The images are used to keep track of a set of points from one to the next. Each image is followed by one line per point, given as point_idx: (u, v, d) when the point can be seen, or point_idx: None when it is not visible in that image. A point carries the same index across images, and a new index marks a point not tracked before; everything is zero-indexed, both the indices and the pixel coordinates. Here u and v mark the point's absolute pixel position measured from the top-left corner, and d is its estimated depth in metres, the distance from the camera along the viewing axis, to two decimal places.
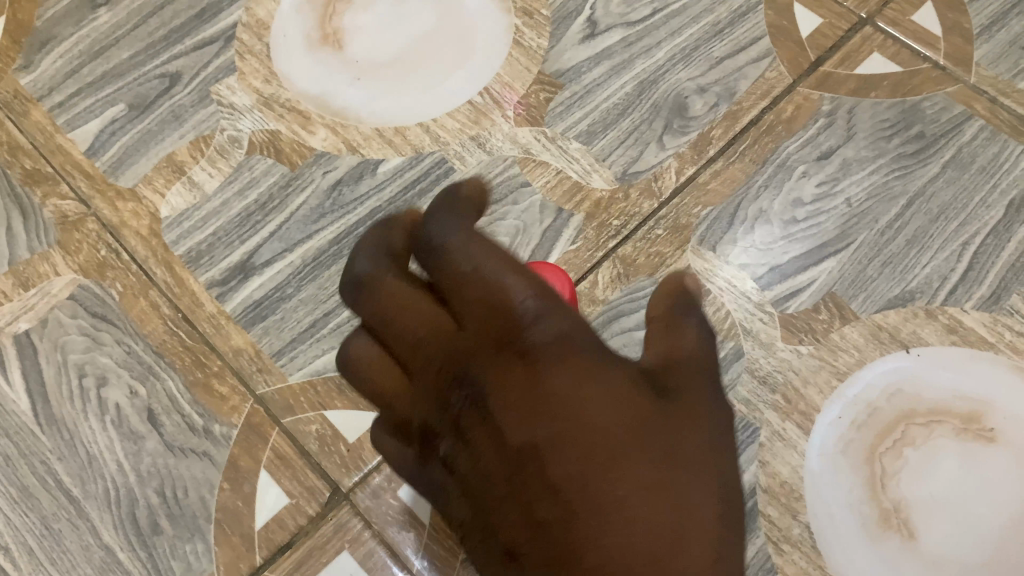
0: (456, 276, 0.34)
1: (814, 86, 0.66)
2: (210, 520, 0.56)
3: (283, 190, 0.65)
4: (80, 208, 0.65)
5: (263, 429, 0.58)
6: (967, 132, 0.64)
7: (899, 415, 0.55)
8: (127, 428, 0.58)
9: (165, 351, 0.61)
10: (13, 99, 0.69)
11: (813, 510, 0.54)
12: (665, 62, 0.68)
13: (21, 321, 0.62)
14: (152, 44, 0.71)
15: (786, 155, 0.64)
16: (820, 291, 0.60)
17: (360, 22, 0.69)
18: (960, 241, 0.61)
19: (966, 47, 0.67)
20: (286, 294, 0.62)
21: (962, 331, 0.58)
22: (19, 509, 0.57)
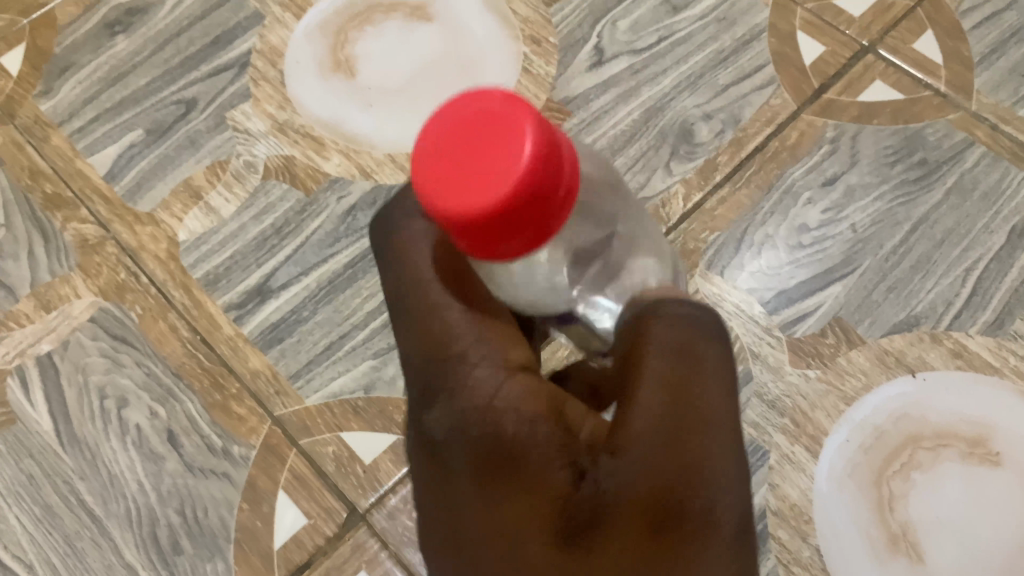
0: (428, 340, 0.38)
1: (817, 113, 0.68)
2: (230, 539, 0.57)
3: (298, 215, 0.66)
4: (99, 231, 0.67)
5: (280, 450, 0.59)
6: (968, 159, 0.65)
7: (905, 439, 0.57)
8: (148, 449, 0.60)
9: (183, 374, 0.62)
10: (33, 124, 0.71)
11: (821, 532, 0.56)
12: (671, 88, 0.69)
13: (43, 343, 0.63)
14: (169, 70, 0.72)
15: (791, 181, 0.66)
16: (825, 315, 0.62)
17: (371, 50, 0.71)
18: (963, 267, 0.62)
19: (966, 75, 0.68)
20: (302, 317, 0.63)
21: (966, 355, 0.59)
22: (42, 527, 0.59)
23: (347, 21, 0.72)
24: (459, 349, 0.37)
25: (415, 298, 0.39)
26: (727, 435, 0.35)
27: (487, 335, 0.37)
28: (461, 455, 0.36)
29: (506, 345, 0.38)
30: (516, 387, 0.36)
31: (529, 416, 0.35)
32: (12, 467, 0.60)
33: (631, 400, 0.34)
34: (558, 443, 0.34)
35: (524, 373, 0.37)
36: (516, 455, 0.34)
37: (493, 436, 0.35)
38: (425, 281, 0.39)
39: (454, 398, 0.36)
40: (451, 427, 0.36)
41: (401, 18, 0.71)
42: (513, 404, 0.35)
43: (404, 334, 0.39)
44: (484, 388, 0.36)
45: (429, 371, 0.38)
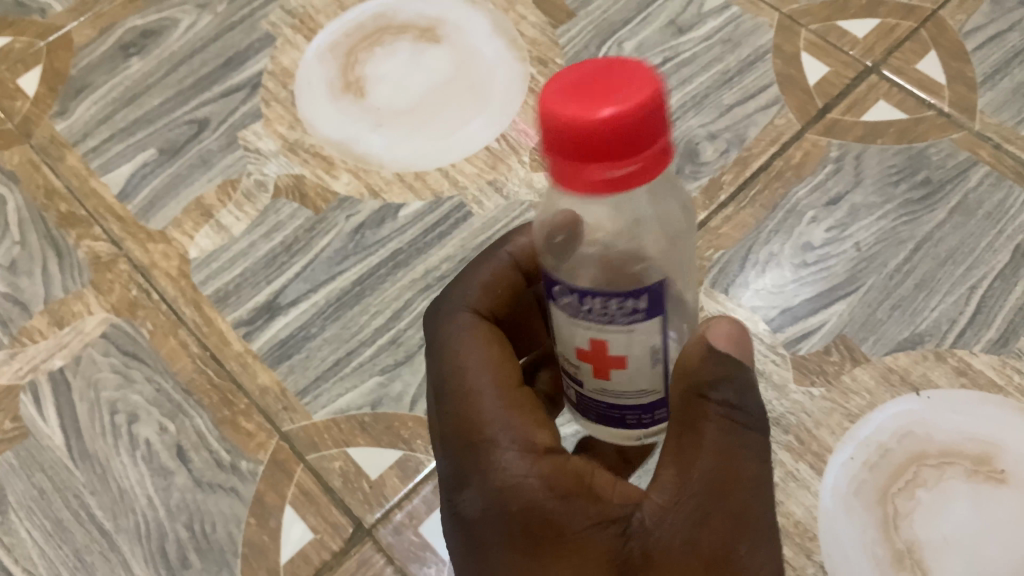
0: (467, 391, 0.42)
1: (821, 133, 0.68)
2: (237, 554, 0.58)
3: (307, 233, 0.67)
4: (112, 249, 0.68)
5: (288, 465, 0.60)
6: (972, 178, 0.66)
7: (910, 457, 0.57)
8: (158, 463, 0.61)
9: (193, 389, 0.63)
10: (49, 143, 0.72)
11: (828, 550, 0.55)
12: (676, 109, 0.70)
13: (56, 358, 0.64)
14: (182, 91, 0.73)
15: (796, 201, 0.66)
16: (830, 333, 0.62)
17: (381, 71, 0.72)
18: (967, 285, 0.62)
19: (970, 95, 0.68)
20: (310, 334, 0.64)
21: (971, 373, 0.59)
22: (54, 541, 0.59)
23: (358, 43, 0.73)
24: (489, 434, 0.41)
25: (452, 381, 0.43)
26: (756, 492, 0.39)
27: (519, 419, 0.41)
28: (496, 530, 0.40)
29: (538, 427, 0.41)
30: (545, 467, 0.40)
31: (561, 497, 0.39)
32: (23, 481, 0.61)
33: (666, 469, 0.40)
34: (592, 517, 0.39)
35: (551, 454, 0.40)
36: (552, 525, 0.39)
37: (528, 512, 0.39)
38: (467, 369, 0.43)
39: (485, 477, 0.40)
40: (487, 505, 0.40)
41: (411, 40, 0.73)
42: (546, 484, 0.39)
43: (445, 416, 0.43)
44: (514, 469, 0.40)
45: (464, 454, 0.41)
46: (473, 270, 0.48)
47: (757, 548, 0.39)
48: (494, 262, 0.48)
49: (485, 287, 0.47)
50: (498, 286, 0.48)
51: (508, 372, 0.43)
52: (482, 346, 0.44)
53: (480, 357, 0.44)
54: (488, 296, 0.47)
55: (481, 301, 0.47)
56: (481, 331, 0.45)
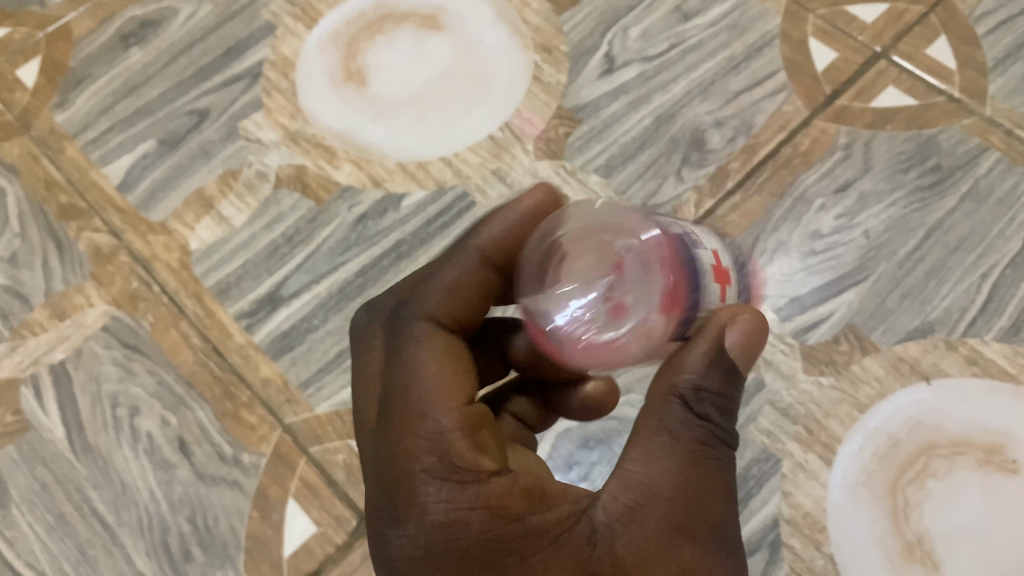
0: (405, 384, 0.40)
1: (830, 119, 0.67)
2: (240, 548, 0.58)
3: (309, 224, 0.67)
4: (113, 241, 0.67)
5: (291, 458, 0.59)
6: (983, 165, 0.65)
7: (920, 447, 0.56)
8: (160, 457, 0.60)
9: (195, 382, 0.62)
10: (49, 135, 0.71)
11: (836, 543, 0.56)
12: (683, 96, 0.69)
13: (56, 351, 0.64)
14: (182, 81, 0.73)
15: (804, 188, 0.65)
16: (839, 322, 0.61)
17: (382, 60, 0.71)
18: (978, 273, 0.61)
19: (981, 81, 0.67)
20: (313, 326, 0.63)
21: (982, 362, 0.59)
22: (56, 535, 0.59)
23: (359, 32, 0.72)
24: (420, 464, 0.38)
25: (393, 398, 0.40)
26: (723, 503, 0.38)
27: (461, 441, 0.38)
28: (445, 566, 0.37)
29: (482, 452, 0.39)
30: (495, 493, 0.38)
31: (508, 522, 0.37)
32: (25, 475, 0.61)
33: (634, 468, 0.38)
34: (552, 538, 0.37)
35: (497, 477, 0.39)
36: (512, 554, 0.37)
37: (477, 545, 0.37)
38: (412, 387, 0.40)
39: (422, 514, 0.37)
40: (431, 540, 0.37)
41: (412, 28, 0.72)
42: (501, 511, 0.37)
43: (381, 441, 0.39)
44: (459, 499, 0.37)
45: (400, 487, 0.38)
46: (438, 270, 0.44)
47: (729, 554, 0.38)
48: (460, 261, 0.44)
49: (447, 290, 0.43)
50: (463, 289, 0.44)
51: (457, 389, 0.40)
52: (431, 360, 0.40)
53: (429, 372, 0.40)
54: (449, 300, 0.43)
55: (438, 306, 0.43)
56: (439, 342, 0.41)
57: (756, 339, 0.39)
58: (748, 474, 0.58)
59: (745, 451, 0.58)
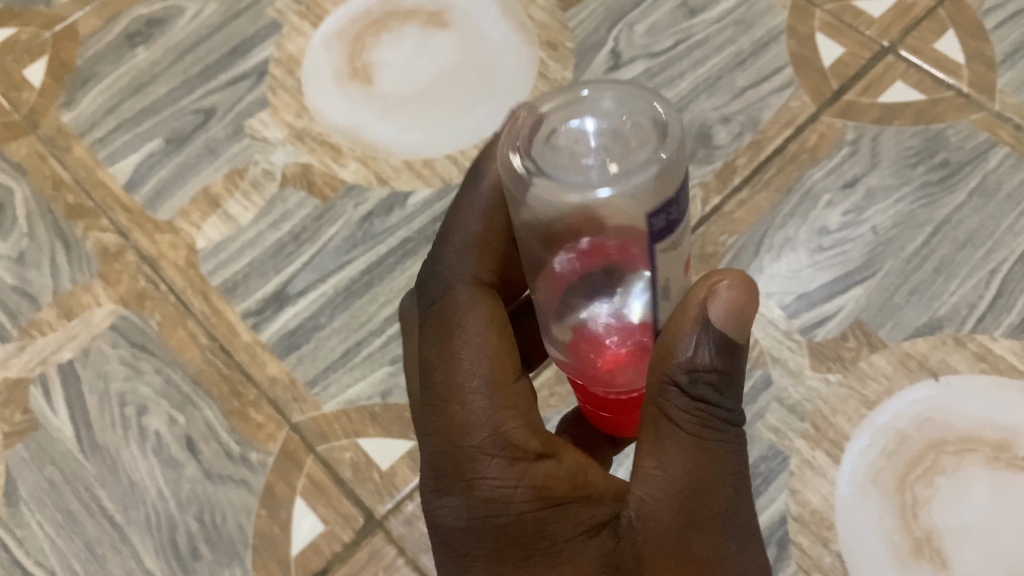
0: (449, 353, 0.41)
1: (837, 114, 0.67)
2: (248, 545, 0.58)
3: (315, 222, 0.67)
4: (120, 240, 0.67)
5: (298, 456, 0.60)
6: (992, 159, 0.64)
7: (928, 444, 0.56)
8: (168, 455, 0.61)
9: (202, 380, 0.62)
10: (56, 135, 0.71)
11: (844, 538, 0.55)
12: (689, 92, 0.69)
13: (64, 350, 0.64)
14: (188, 80, 0.73)
15: (811, 184, 0.65)
16: (847, 318, 0.61)
17: (388, 58, 0.71)
18: (987, 269, 0.61)
19: (990, 74, 0.67)
20: (319, 324, 0.63)
21: (991, 359, 0.58)
22: (65, 533, 0.59)
23: (364, 29, 0.72)
24: (477, 440, 0.39)
25: (439, 375, 0.41)
26: (735, 485, 0.38)
27: (510, 422, 0.39)
28: (485, 542, 0.39)
29: (531, 431, 0.40)
30: (542, 475, 0.39)
31: (549, 506, 0.38)
32: (34, 473, 0.61)
33: (646, 462, 0.38)
34: (584, 522, 0.38)
35: (542, 460, 0.39)
36: (545, 537, 0.38)
37: (515, 526, 0.38)
38: (459, 360, 0.40)
39: (470, 489, 0.39)
40: (475, 516, 0.39)
41: (418, 26, 0.72)
42: (544, 495, 0.38)
43: (429, 414, 0.40)
44: (503, 480, 0.38)
45: (450, 462, 0.39)
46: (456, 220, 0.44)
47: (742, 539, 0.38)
48: (478, 207, 0.43)
49: (478, 243, 0.43)
50: (492, 239, 0.44)
51: (504, 358, 0.41)
52: (480, 327, 0.41)
53: (472, 348, 0.41)
54: (485, 254, 0.43)
55: (478, 265, 0.43)
56: (480, 307, 0.42)
57: (745, 303, 0.36)
58: (756, 471, 0.58)
59: (752, 448, 0.58)
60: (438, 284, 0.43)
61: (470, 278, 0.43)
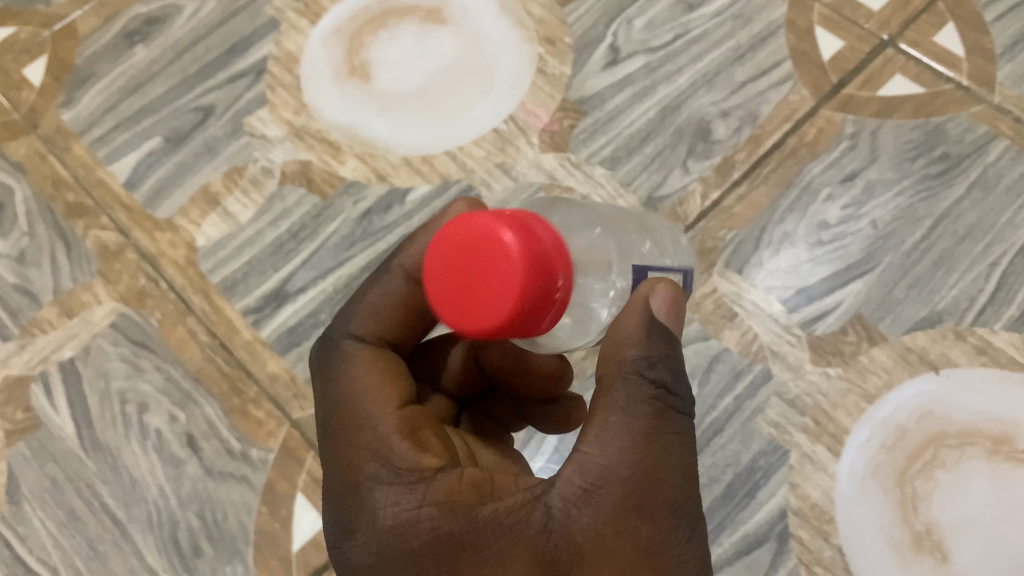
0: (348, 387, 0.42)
1: (836, 109, 0.67)
2: (249, 542, 0.58)
3: (315, 220, 0.67)
4: (120, 239, 0.67)
5: (298, 453, 0.60)
6: (992, 153, 0.64)
7: (928, 438, 0.56)
8: (169, 453, 0.61)
9: (202, 378, 0.62)
10: (55, 134, 0.72)
11: (844, 533, 0.56)
12: (687, 87, 0.69)
13: (65, 349, 0.64)
14: (187, 78, 0.73)
15: (810, 178, 0.65)
16: (847, 313, 0.61)
17: (386, 55, 0.71)
18: (987, 262, 0.61)
19: (989, 67, 0.66)
20: (319, 321, 0.63)
21: (991, 352, 0.58)
22: (68, 532, 0.60)
23: (362, 26, 0.72)
24: (369, 471, 0.39)
25: (337, 416, 0.41)
26: (686, 477, 0.38)
27: (402, 443, 0.39)
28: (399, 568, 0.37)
29: (423, 450, 0.39)
30: (443, 491, 0.38)
31: (456, 516, 0.37)
32: (35, 471, 0.61)
33: (590, 448, 0.37)
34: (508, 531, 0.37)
35: (442, 475, 0.38)
36: (465, 547, 0.37)
37: (427, 546, 0.37)
38: (354, 393, 0.41)
39: (372, 520, 0.38)
40: (379, 548, 0.37)
41: (416, 22, 0.71)
42: (452, 506, 0.37)
43: (331, 449, 0.41)
44: (404, 502, 0.38)
45: (348, 501, 0.39)
46: (365, 288, 0.45)
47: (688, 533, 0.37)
48: (381, 282, 0.45)
49: (370, 309, 0.44)
50: (387, 306, 0.44)
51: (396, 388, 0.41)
52: (363, 371, 0.42)
53: (364, 374, 0.42)
54: (374, 320, 0.44)
55: (365, 327, 0.44)
56: (366, 353, 0.43)
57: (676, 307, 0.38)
58: (755, 466, 0.58)
59: (752, 443, 0.58)
60: (325, 348, 0.44)
61: (360, 338, 0.44)
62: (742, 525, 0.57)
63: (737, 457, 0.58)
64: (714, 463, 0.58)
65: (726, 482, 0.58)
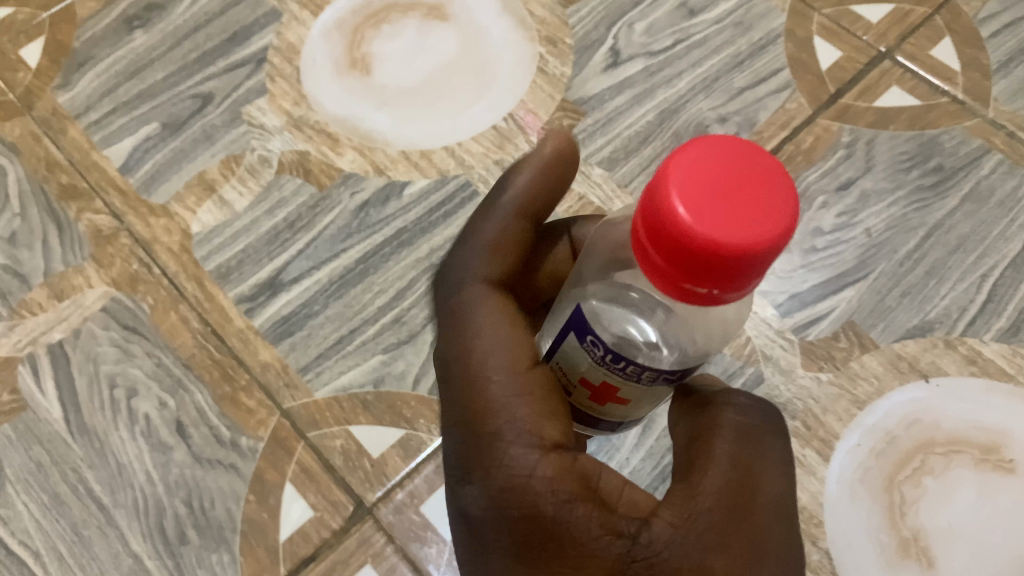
0: (461, 332, 0.41)
1: (833, 118, 0.67)
2: (236, 531, 0.58)
3: (311, 210, 0.66)
4: (113, 223, 0.67)
5: (289, 443, 0.60)
6: (985, 166, 0.65)
7: (917, 445, 0.57)
8: (157, 439, 0.60)
9: (193, 365, 0.62)
10: (51, 116, 0.71)
11: (832, 537, 0.55)
12: (687, 91, 0.69)
13: (55, 331, 0.63)
14: (186, 65, 0.72)
15: (806, 185, 0.65)
16: (839, 319, 0.61)
17: (387, 50, 0.71)
18: (978, 273, 0.62)
19: (984, 82, 0.68)
20: (313, 312, 0.63)
21: (980, 362, 0.59)
22: (50, 516, 0.58)
23: (363, 20, 0.72)
24: (494, 422, 0.38)
25: (474, 363, 0.40)
26: (767, 517, 0.38)
27: (531, 407, 0.38)
28: (502, 534, 0.38)
29: (548, 417, 0.38)
30: (555, 466, 0.37)
31: (564, 500, 0.37)
32: (20, 454, 0.60)
33: (679, 486, 0.38)
34: (598, 527, 0.36)
35: (560, 451, 0.38)
36: (553, 538, 0.36)
37: (525, 520, 0.37)
38: (471, 342, 0.40)
39: (487, 475, 0.38)
40: (493, 506, 0.38)
41: (417, 18, 0.72)
42: (558, 487, 0.37)
43: (466, 407, 0.39)
44: (519, 465, 0.37)
45: (472, 447, 0.39)
46: (475, 228, 0.44)
47: (779, 569, 0.37)
48: (495, 216, 0.43)
49: (489, 247, 0.43)
50: (502, 245, 0.43)
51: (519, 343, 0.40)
52: (487, 316, 0.41)
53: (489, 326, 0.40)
54: (494, 260, 0.43)
55: (488, 267, 0.43)
56: (490, 300, 0.41)
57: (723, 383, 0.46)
58: None
59: None
60: (448, 286, 0.43)
61: (481, 280, 0.42)
62: None
63: None
64: None
65: None
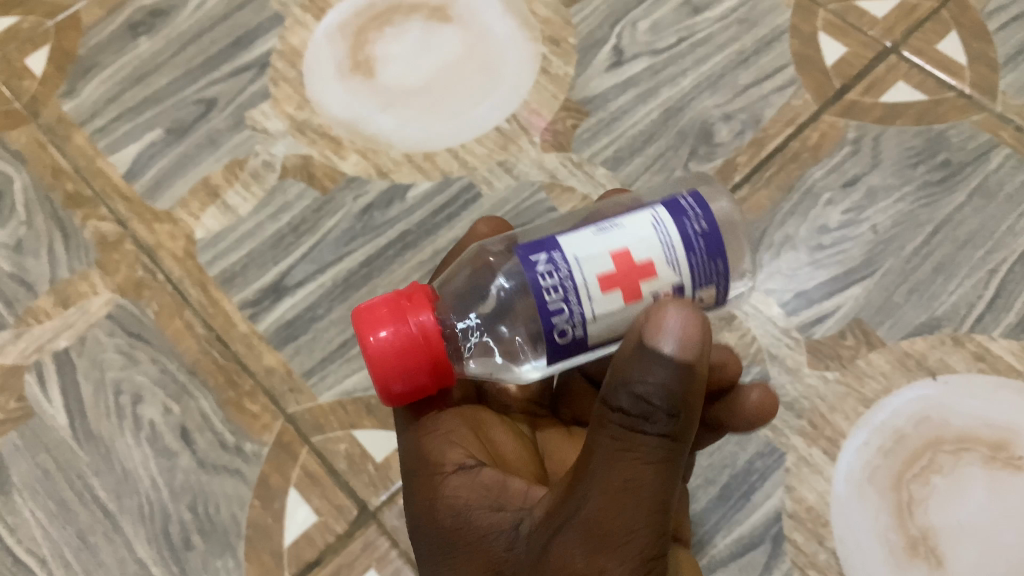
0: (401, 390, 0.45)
1: (838, 114, 0.67)
2: (241, 536, 0.58)
3: (315, 214, 0.66)
4: (118, 229, 0.67)
5: (293, 447, 0.60)
6: (993, 160, 0.64)
7: (926, 442, 0.56)
8: (162, 444, 0.60)
9: (198, 370, 0.62)
10: (56, 124, 0.71)
11: (839, 536, 0.55)
12: (691, 89, 0.69)
13: (61, 338, 0.64)
14: (189, 71, 0.73)
15: (812, 182, 0.65)
16: (846, 317, 0.61)
17: (390, 51, 0.71)
18: (987, 269, 0.61)
19: (992, 76, 0.67)
20: (317, 316, 0.63)
21: (990, 359, 0.58)
22: (57, 522, 0.59)
23: (366, 22, 0.72)
24: (416, 459, 0.43)
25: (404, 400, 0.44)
26: (640, 510, 0.33)
27: (439, 440, 0.42)
28: (423, 549, 0.41)
29: (453, 447, 0.42)
30: (451, 485, 0.40)
31: (456, 512, 0.39)
32: (27, 460, 0.60)
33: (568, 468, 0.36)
34: (488, 527, 0.38)
35: (458, 472, 0.41)
36: (451, 544, 0.39)
37: (431, 532, 0.40)
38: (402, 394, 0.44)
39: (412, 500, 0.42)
40: (412, 525, 0.42)
41: (420, 19, 0.72)
42: (452, 501, 0.40)
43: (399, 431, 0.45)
44: (427, 491, 0.41)
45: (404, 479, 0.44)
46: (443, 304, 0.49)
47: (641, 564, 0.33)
48: None
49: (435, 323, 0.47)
50: None
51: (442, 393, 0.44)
52: None
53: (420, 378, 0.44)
54: None
55: None
56: None
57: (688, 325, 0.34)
58: (751, 468, 0.57)
59: (749, 445, 0.58)
60: None
61: None
62: (736, 528, 0.56)
63: (733, 459, 0.58)
64: (711, 465, 0.57)
65: (721, 484, 0.57)
